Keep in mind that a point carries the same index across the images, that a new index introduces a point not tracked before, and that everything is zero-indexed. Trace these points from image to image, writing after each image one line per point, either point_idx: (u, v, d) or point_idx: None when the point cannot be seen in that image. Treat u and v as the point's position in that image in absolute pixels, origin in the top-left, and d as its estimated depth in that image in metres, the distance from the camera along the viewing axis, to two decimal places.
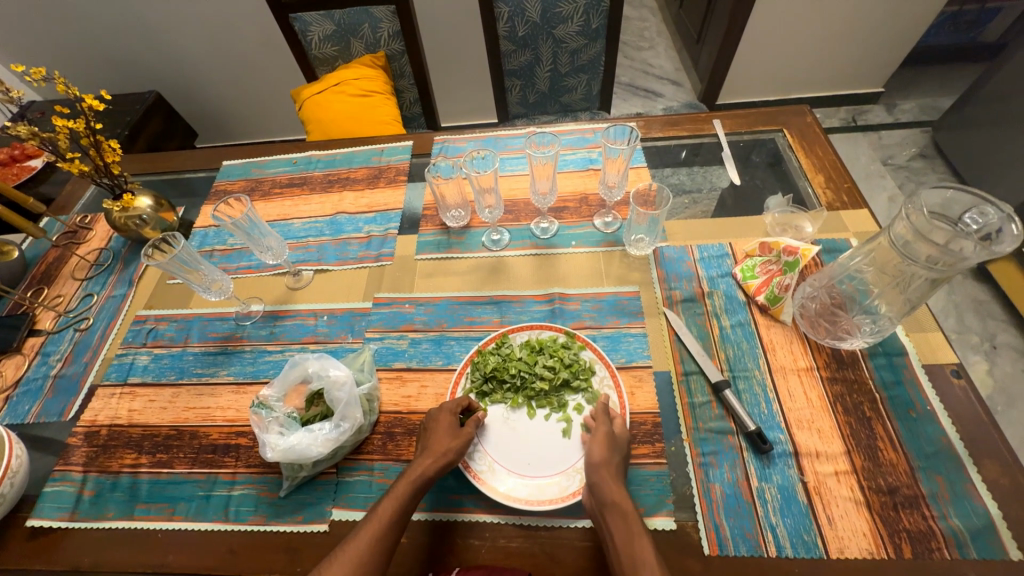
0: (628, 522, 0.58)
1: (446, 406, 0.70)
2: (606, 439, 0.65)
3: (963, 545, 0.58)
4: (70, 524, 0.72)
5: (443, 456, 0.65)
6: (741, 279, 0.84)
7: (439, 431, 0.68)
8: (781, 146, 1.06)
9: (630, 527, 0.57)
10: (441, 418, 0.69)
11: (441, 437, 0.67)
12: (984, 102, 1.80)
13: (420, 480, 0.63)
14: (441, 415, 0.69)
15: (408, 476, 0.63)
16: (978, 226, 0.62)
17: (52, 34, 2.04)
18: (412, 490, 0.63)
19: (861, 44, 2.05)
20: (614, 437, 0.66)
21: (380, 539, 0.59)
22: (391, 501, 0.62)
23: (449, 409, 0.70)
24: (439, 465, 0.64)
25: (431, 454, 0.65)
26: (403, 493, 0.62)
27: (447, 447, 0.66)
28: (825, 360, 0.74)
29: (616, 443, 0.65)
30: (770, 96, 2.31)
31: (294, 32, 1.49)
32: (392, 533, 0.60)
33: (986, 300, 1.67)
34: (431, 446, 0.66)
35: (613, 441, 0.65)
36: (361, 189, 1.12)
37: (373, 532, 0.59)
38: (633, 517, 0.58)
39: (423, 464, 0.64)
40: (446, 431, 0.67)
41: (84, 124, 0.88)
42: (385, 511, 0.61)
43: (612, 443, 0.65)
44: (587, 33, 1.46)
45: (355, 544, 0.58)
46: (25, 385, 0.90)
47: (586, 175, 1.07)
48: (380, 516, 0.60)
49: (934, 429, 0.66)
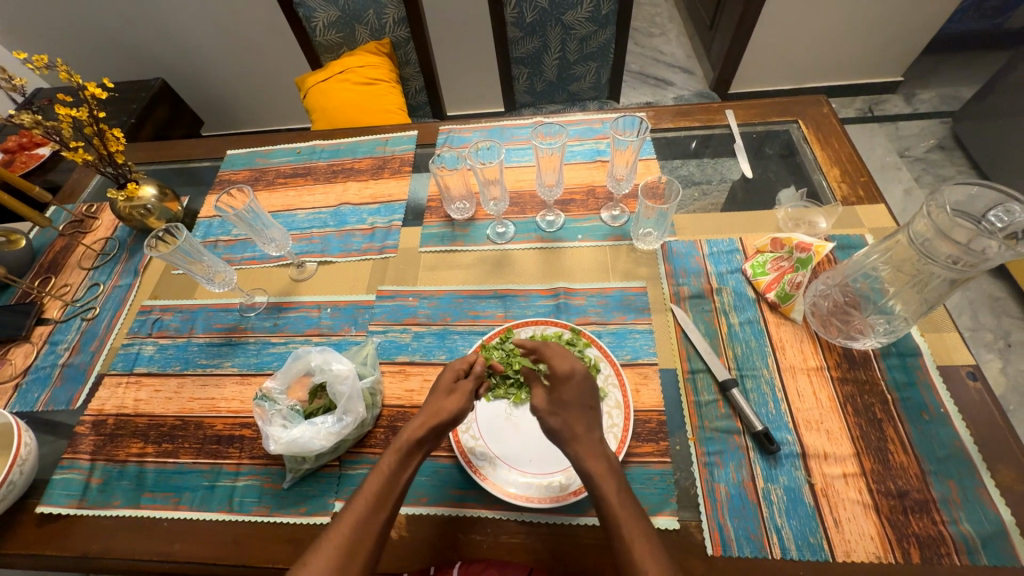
0: (595, 484, 0.57)
1: (452, 365, 0.68)
2: (551, 406, 0.63)
3: (974, 551, 0.57)
4: (79, 511, 0.73)
5: (434, 416, 0.63)
6: (751, 275, 0.82)
7: (435, 391, 0.66)
8: (795, 138, 1.03)
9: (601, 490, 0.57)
10: (443, 376, 0.67)
11: (441, 398, 0.65)
12: (1008, 92, 1.74)
13: (410, 446, 0.61)
14: (445, 371, 0.68)
15: (397, 445, 0.61)
16: (1003, 224, 0.59)
17: (59, 20, 2.03)
18: (401, 458, 0.60)
19: (880, 31, 1.98)
20: (561, 400, 0.63)
21: (375, 513, 0.56)
22: (379, 474, 0.59)
23: (455, 365, 0.68)
24: (427, 428, 0.62)
25: (424, 414, 0.63)
26: (392, 462, 0.60)
27: (446, 407, 0.64)
28: (836, 360, 0.73)
29: (563, 400, 0.63)
30: (784, 85, 2.25)
31: (298, 18, 1.47)
32: (386, 503, 0.57)
33: (1002, 296, 1.63)
34: (427, 406, 0.65)
35: (558, 398, 0.63)
36: (365, 179, 1.10)
37: (365, 505, 0.56)
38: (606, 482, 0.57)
39: (410, 429, 0.62)
40: (443, 388, 0.66)
41: (87, 113, 0.87)
42: (375, 483, 0.58)
43: (559, 405, 0.63)
44: (597, 19, 1.42)
45: (345, 522, 0.55)
46: (34, 373, 0.91)
47: (593, 166, 1.05)
48: (370, 489, 0.58)
49: (947, 432, 0.65)
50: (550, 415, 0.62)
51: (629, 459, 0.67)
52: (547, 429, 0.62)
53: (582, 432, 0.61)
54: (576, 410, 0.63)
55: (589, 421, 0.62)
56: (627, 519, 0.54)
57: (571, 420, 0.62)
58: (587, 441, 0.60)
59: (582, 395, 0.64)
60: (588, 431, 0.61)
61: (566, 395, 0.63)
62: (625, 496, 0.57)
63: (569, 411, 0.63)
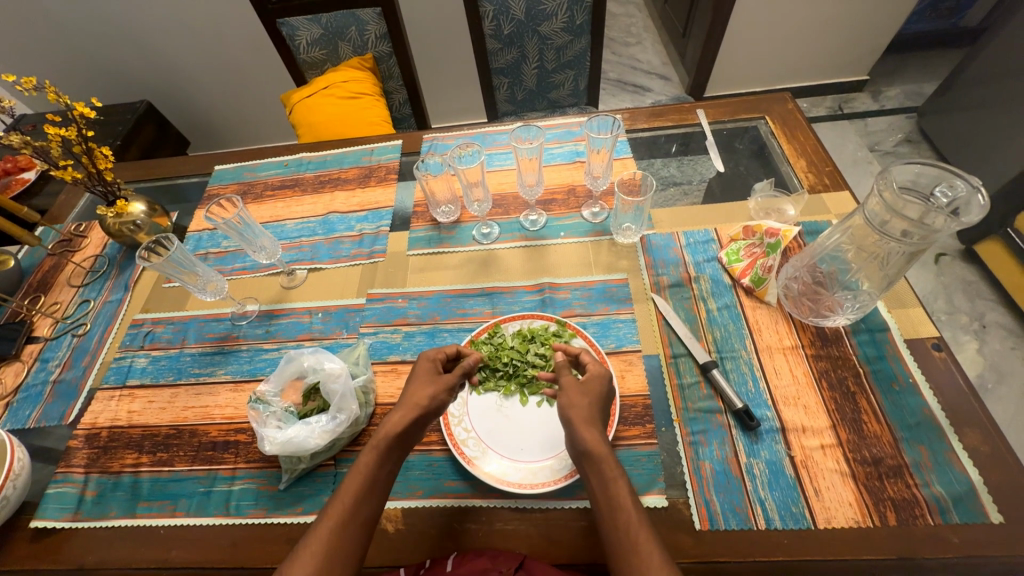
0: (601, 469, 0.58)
1: (425, 354, 0.71)
2: (580, 390, 0.65)
3: (946, 511, 0.59)
4: (74, 524, 0.74)
5: (415, 409, 0.64)
6: (726, 263, 0.86)
7: (415, 382, 0.68)
8: (763, 134, 1.08)
9: (602, 477, 0.57)
10: (419, 366, 0.69)
11: (419, 387, 0.67)
12: (969, 86, 1.83)
13: (386, 444, 0.62)
14: (421, 362, 0.70)
15: (374, 442, 0.62)
16: (948, 199, 0.63)
17: (45, 45, 2.05)
18: (378, 458, 0.61)
19: (846, 32, 2.06)
20: (591, 383, 0.66)
21: (357, 512, 0.58)
22: (358, 475, 0.60)
23: (431, 357, 0.71)
24: (405, 424, 0.63)
25: (405, 408, 0.64)
26: (369, 462, 0.61)
27: (419, 398, 0.65)
28: (810, 338, 0.76)
29: (590, 391, 0.65)
30: (757, 87, 2.32)
31: (282, 37, 1.51)
32: (365, 503, 0.59)
33: (974, 280, 1.69)
34: (405, 399, 0.66)
35: (587, 388, 0.65)
36: (353, 188, 1.13)
37: (344, 507, 0.58)
38: (606, 463, 0.58)
39: (386, 427, 0.63)
40: (423, 378, 0.68)
41: (76, 131, 0.88)
42: (353, 484, 0.60)
43: (588, 390, 0.65)
44: (572, 29, 1.48)
45: (325, 524, 0.57)
46: (25, 391, 0.91)
47: (573, 167, 1.08)
48: (350, 490, 0.59)
49: (916, 401, 0.68)
50: (576, 396, 0.64)
51: (617, 443, 0.70)
52: (568, 406, 0.63)
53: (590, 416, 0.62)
54: (597, 402, 0.64)
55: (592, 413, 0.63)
56: (625, 509, 0.55)
57: (575, 408, 0.63)
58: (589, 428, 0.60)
59: (604, 393, 0.66)
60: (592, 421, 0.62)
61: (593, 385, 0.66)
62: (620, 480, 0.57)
63: (595, 398, 0.64)
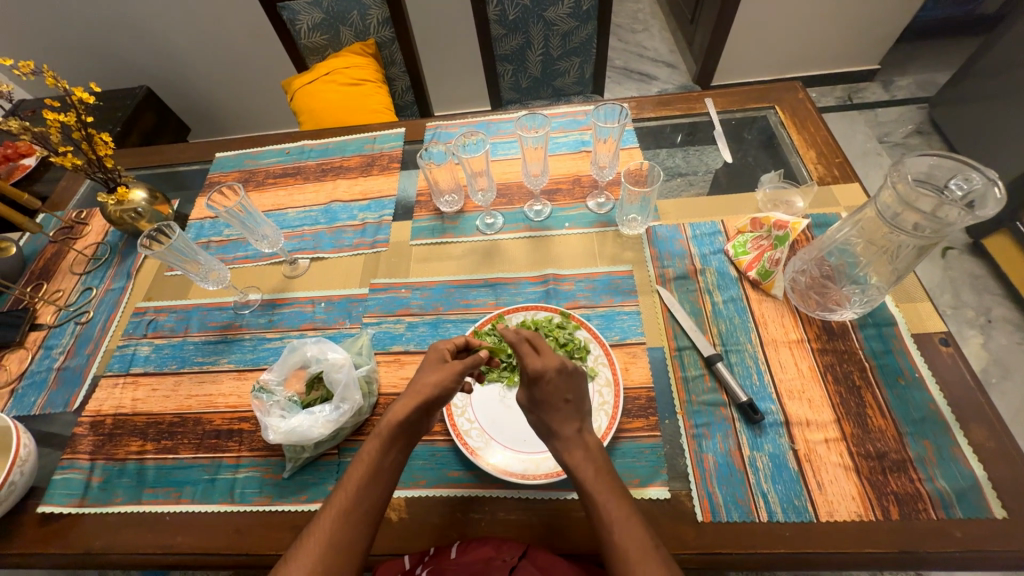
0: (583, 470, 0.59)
1: (435, 346, 0.69)
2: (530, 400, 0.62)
3: (949, 506, 0.59)
4: (80, 510, 0.74)
5: (418, 396, 0.63)
6: (733, 255, 0.85)
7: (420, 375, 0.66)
8: (772, 124, 1.06)
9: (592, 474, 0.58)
10: (429, 356, 0.68)
11: (425, 375, 0.66)
12: (982, 76, 1.79)
13: (389, 432, 0.62)
14: (430, 354, 0.69)
15: (378, 431, 0.62)
16: (963, 192, 0.62)
17: (43, 28, 2.02)
18: (382, 446, 0.61)
19: (858, 19, 2.02)
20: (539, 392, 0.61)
21: (361, 499, 0.59)
22: (362, 463, 0.61)
23: (439, 348, 0.69)
24: (408, 412, 0.62)
25: (410, 396, 0.64)
26: (373, 450, 0.61)
27: (428, 386, 0.64)
28: (816, 332, 0.75)
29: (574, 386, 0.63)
30: (765, 75, 2.29)
31: (283, 21, 1.48)
32: (369, 491, 0.59)
33: (982, 274, 1.68)
34: (410, 387, 0.65)
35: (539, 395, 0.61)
36: (355, 177, 1.12)
37: (348, 494, 0.59)
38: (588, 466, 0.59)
39: (389, 415, 0.63)
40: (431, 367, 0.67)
41: (75, 117, 0.87)
42: (357, 471, 0.60)
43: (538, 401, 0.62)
44: (578, 15, 1.45)
45: (330, 511, 0.58)
46: (29, 377, 0.91)
47: (578, 157, 1.07)
48: (354, 477, 0.60)
49: (922, 395, 0.68)
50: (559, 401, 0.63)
51: (620, 435, 0.70)
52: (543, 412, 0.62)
53: (560, 426, 0.62)
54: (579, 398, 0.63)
55: (567, 414, 0.62)
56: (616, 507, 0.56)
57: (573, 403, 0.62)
58: (566, 435, 0.62)
59: (572, 388, 0.62)
60: (566, 424, 0.62)
61: (540, 391, 0.61)
62: (604, 478, 0.59)
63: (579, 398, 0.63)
